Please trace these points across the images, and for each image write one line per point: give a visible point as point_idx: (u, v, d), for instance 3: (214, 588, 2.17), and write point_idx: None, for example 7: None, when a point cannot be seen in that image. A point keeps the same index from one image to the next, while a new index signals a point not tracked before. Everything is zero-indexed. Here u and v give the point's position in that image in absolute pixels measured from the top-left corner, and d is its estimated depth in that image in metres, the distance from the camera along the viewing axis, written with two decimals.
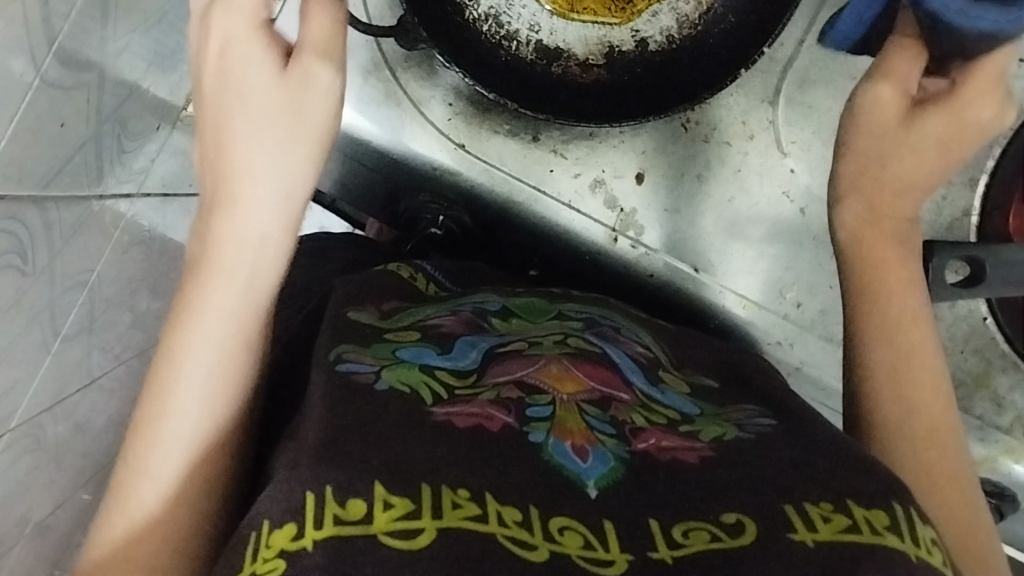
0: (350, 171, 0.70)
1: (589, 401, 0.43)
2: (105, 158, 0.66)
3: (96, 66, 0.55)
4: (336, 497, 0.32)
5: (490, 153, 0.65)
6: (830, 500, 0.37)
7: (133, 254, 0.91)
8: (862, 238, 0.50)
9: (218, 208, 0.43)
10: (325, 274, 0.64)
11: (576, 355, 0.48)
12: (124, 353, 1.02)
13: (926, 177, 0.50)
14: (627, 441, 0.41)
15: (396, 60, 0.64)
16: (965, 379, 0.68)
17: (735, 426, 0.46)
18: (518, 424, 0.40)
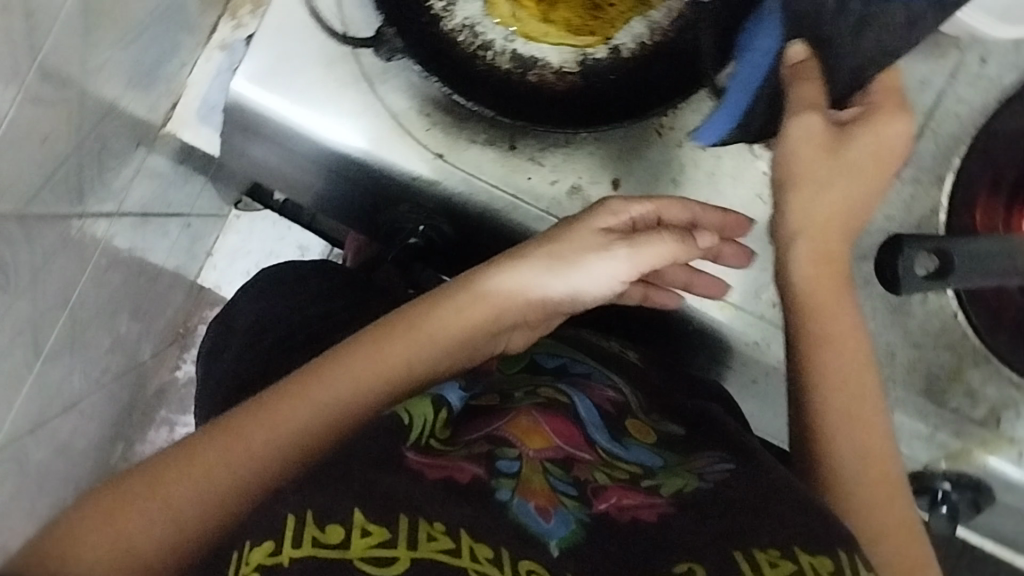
0: (329, 183, 0.71)
1: (552, 461, 0.46)
2: (83, 177, 0.66)
3: (78, 83, 0.55)
4: (316, 520, 0.36)
5: (469, 162, 0.65)
6: (778, 546, 0.41)
7: (112, 275, 0.91)
8: (816, 274, 0.56)
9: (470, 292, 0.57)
10: (290, 307, 0.67)
11: (546, 403, 0.51)
12: (103, 376, 1.02)
13: (854, 195, 0.56)
14: (588, 503, 0.44)
15: (374, 72, 0.65)
16: (939, 373, 0.69)
17: (695, 476, 0.47)
18: (487, 477, 0.43)
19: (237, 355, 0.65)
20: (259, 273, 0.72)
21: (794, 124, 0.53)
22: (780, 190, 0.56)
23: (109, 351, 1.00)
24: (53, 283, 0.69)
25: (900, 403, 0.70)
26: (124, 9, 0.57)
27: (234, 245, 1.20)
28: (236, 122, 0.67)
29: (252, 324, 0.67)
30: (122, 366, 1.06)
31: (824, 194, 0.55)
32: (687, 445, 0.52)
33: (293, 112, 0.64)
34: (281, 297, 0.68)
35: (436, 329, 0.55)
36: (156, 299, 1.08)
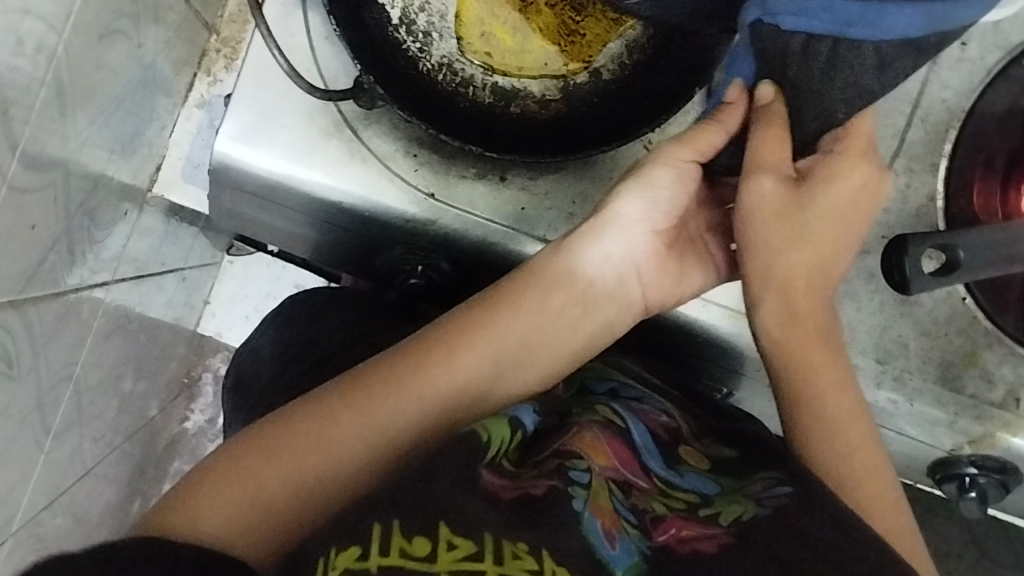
0: (323, 232, 0.70)
1: (615, 480, 0.45)
2: (76, 253, 0.65)
3: (61, 162, 0.54)
4: (403, 530, 0.36)
5: (460, 199, 0.65)
6: None
7: (114, 339, 0.90)
8: (788, 333, 0.56)
9: (548, 280, 0.56)
10: (316, 331, 0.65)
11: (608, 425, 0.49)
12: (114, 438, 1.01)
13: (818, 251, 0.56)
14: (647, 535, 0.42)
15: (356, 118, 0.64)
16: (954, 359, 0.69)
17: (755, 503, 0.44)
18: (562, 487, 0.42)
19: (265, 384, 0.63)
20: (279, 306, 0.71)
21: (755, 183, 0.53)
22: (748, 248, 0.55)
23: (118, 413, 1.00)
24: (55, 360, 0.68)
25: (919, 393, 0.69)
26: (100, 84, 0.57)
27: (230, 291, 1.19)
28: (224, 182, 0.66)
29: (278, 353, 0.65)
30: (131, 425, 1.05)
31: (785, 258, 0.56)
32: (750, 464, 0.49)
33: (279, 166, 0.63)
34: (307, 325, 0.66)
35: (515, 329, 0.54)
36: (158, 355, 1.07)
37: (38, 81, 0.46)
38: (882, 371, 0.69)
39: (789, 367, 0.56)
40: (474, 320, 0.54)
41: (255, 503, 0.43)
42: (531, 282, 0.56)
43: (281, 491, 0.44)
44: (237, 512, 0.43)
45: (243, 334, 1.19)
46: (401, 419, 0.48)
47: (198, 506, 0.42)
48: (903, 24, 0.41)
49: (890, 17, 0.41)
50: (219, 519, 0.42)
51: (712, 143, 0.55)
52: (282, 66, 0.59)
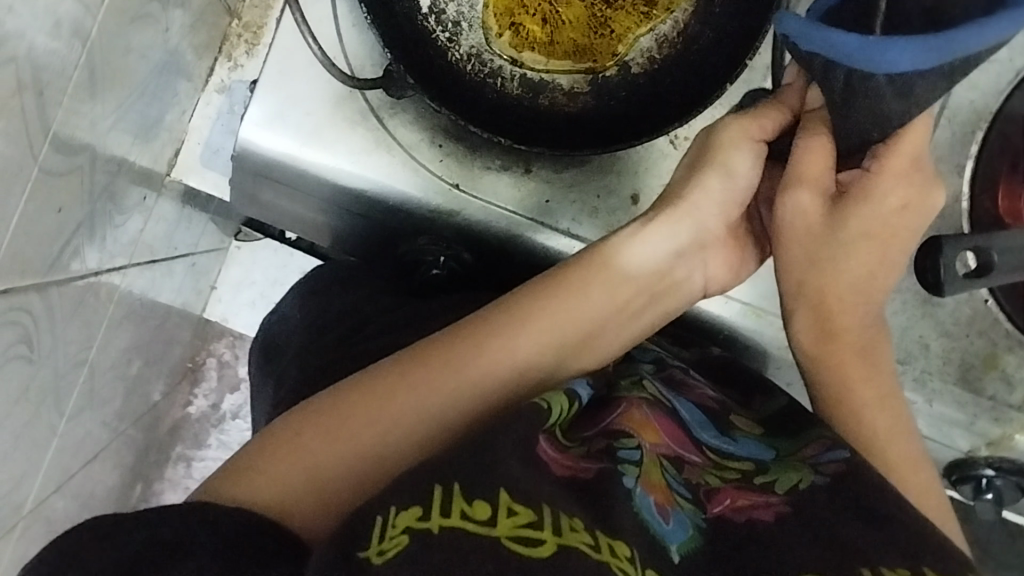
0: (343, 220, 0.70)
1: (667, 457, 0.47)
2: (97, 237, 0.65)
3: (88, 147, 0.54)
4: (464, 494, 0.35)
5: (486, 190, 0.64)
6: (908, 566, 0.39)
7: (126, 323, 0.90)
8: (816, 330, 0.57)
9: (604, 264, 0.55)
10: (350, 302, 0.65)
11: (655, 401, 0.50)
12: (120, 422, 1.00)
13: (849, 259, 0.56)
14: (703, 507, 0.44)
15: (381, 107, 0.64)
16: (974, 361, 0.69)
17: (811, 470, 0.46)
18: (611, 467, 0.43)
19: (298, 352, 0.62)
20: (302, 278, 0.72)
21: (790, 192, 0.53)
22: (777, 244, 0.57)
23: (125, 398, 0.99)
24: (71, 344, 0.68)
25: (938, 394, 0.69)
26: (128, 69, 0.56)
27: (238, 277, 1.18)
28: (246, 169, 0.66)
29: (312, 321, 0.65)
30: (136, 409, 1.04)
31: (820, 263, 0.56)
32: (799, 423, 0.51)
33: (304, 154, 0.63)
34: (340, 296, 0.67)
35: (573, 306, 0.53)
36: (165, 340, 1.06)
37: (70, 66, 0.46)
38: (903, 372, 0.69)
39: (820, 361, 0.57)
40: (530, 298, 0.53)
41: (299, 474, 0.44)
42: (586, 265, 0.55)
43: (334, 462, 0.45)
44: (290, 484, 0.43)
45: (250, 319, 1.18)
46: (454, 401, 0.48)
47: (251, 476, 0.43)
48: (901, 62, 0.38)
49: (891, 52, 0.38)
50: (272, 489, 0.43)
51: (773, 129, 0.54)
52: (315, 53, 0.59)
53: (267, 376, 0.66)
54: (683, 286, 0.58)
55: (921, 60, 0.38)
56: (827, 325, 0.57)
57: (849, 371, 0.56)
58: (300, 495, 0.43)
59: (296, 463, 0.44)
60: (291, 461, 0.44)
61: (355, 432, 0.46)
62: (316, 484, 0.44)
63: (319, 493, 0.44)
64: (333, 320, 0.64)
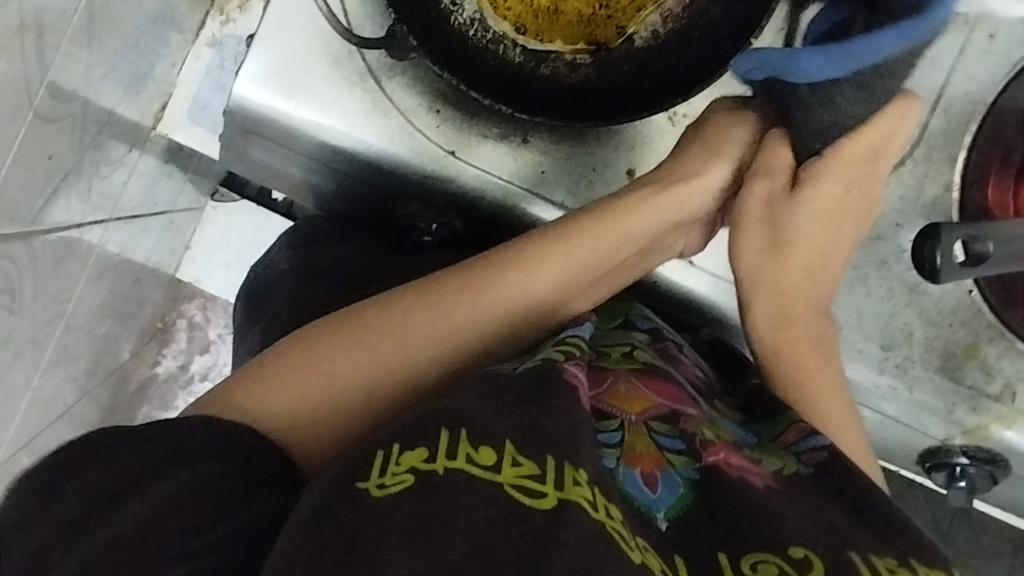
0: (336, 183, 0.69)
1: (657, 419, 0.46)
2: (83, 188, 0.63)
3: (81, 92, 0.53)
4: (471, 438, 0.36)
5: (481, 158, 0.64)
6: (895, 556, 0.39)
7: (101, 279, 0.88)
8: (784, 320, 0.57)
9: (599, 216, 0.56)
10: (346, 254, 0.65)
11: (644, 371, 0.50)
12: (89, 378, 0.98)
13: (806, 250, 0.58)
14: (697, 458, 0.44)
15: (380, 68, 0.63)
16: (956, 350, 0.70)
17: (794, 458, 0.46)
18: (591, 446, 0.42)
19: (291, 296, 0.62)
20: (286, 234, 0.71)
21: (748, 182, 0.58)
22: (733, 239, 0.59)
23: (95, 354, 0.97)
24: (50, 296, 0.66)
25: (919, 381, 0.70)
26: (125, 17, 0.55)
27: (212, 238, 1.16)
28: (236, 123, 0.65)
29: (314, 262, 0.65)
30: (104, 367, 1.02)
31: (784, 257, 0.58)
32: (772, 406, 0.52)
33: (300, 114, 0.62)
34: (337, 248, 0.66)
35: (581, 248, 0.55)
36: (137, 297, 1.04)
37: (71, 8, 0.45)
38: (885, 359, 0.70)
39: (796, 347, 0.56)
40: (540, 237, 0.55)
41: (308, 399, 0.46)
42: (584, 218, 0.56)
43: (346, 384, 0.47)
44: (304, 402, 0.45)
45: (224, 281, 1.17)
46: (444, 341, 0.50)
47: (268, 386, 0.46)
48: (818, 69, 0.50)
49: (808, 62, 0.51)
50: (292, 403, 0.45)
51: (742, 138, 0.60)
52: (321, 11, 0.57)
53: (253, 324, 0.65)
54: (667, 247, 0.60)
55: (830, 69, 0.50)
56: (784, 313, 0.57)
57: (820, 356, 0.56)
58: (306, 418, 0.45)
59: (305, 387, 0.46)
60: (301, 386, 0.46)
61: (359, 365, 0.48)
62: (322, 411, 0.46)
63: (324, 419, 0.46)
64: (320, 276, 0.63)
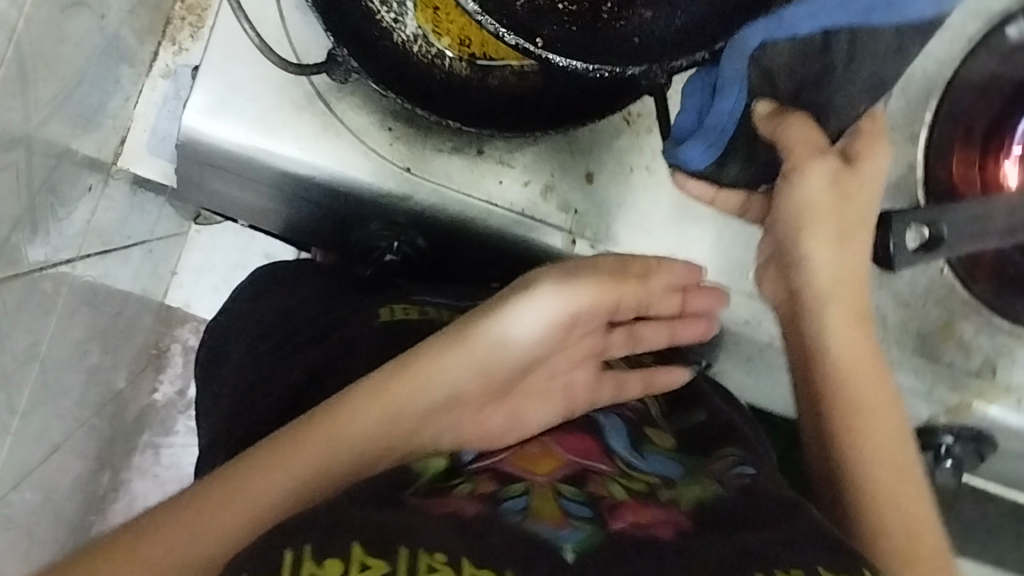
0: (295, 208, 0.69)
1: (566, 483, 0.41)
2: (40, 232, 0.63)
3: (22, 140, 0.53)
4: (314, 555, 0.30)
5: (437, 173, 0.63)
6: (800, 566, 0.35)
7: (81, 312, 0.87)
8: (845, 328, 0.53)
9: (421, 361, 0.49)
10: (293, 306, 0.63)
11: (560, 429, 0.50)
12: (84, 411, 0.97)
13: (855, 268, 0.54)
14: (603, 522, 0.37)
15: (329, 91, 0.63)
16: (932, 330, 0.69)
17: (712, 481, 0.44)
18: (491, 512, 0.37)
19: (239, 357, 0.60)
20: (256, 276, 0.70)
21: (811, 172, 0.51)
22: (795, 248, 0.54)
23: (86, 387, 0.96)
24: (18, 341, 0.66)
25: (898, 363, 0.69)
26: (63, 60, 0.55)
27: (198, 261, 1.17)
28: (191, 156, 0.64)
29: (257, 323, 0.63)
30: (103, 400, 1.01)
31: (845, 252, 0.54)
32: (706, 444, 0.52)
33: (250, 142, 0.61)
34: (285, 299, 0.65)
35: (465, 362, 0.49)
36: (125, 327, 1.04)
37: None
38: None
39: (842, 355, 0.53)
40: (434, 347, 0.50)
41: None
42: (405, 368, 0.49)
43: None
44: None
45: (212, 304, 1.17)
46: (243, 514, 0.41)
47: None
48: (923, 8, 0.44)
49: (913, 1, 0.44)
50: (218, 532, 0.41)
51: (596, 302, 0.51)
52: (251, 40, 0.57)
53: (206, 391, 0.62)
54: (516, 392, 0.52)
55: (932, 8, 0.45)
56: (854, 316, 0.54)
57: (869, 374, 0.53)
58: None
59: None
60: None
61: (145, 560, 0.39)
62: None
63: None
64: (276, 325, 0.61)
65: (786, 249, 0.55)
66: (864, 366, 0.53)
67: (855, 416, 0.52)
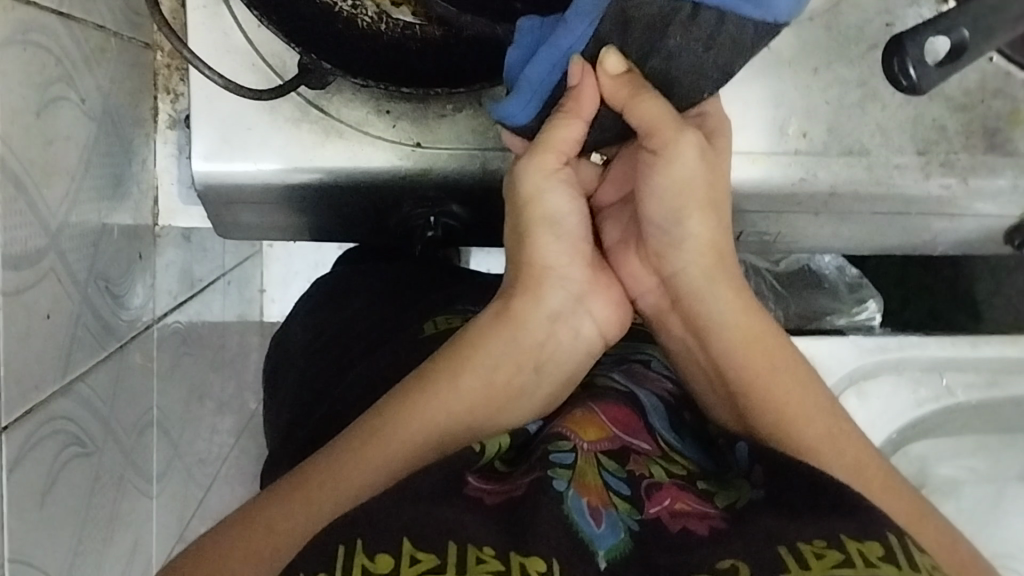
0: (328, 212, 0.70)
1: (608, 454, 0.44)
2: (107, 314, 0.66)
3: (51, 248, 0.54)
4: (365, 549, 0.35)
5: (446, 139, 0.63)
6: (823, 535, 0.37)
7: (187, 358, 0.91)
8: (724, 314, 0.52)
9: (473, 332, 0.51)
10: (343, 319, 0.67)
11: (605, 395, 0.50)
12: (224, 443, 1.01)
13: (722, 247, 0.53)
14: (639, 507, 0.42)
15: (317, 96, 0.62)
16: (999, 123, 0.66)
17: (747, 486, 0.44)
18: (541, 471, 0.41)
19: (299, 375, 0.64)
20: (305, 295, 0.73)
21: (680, 145, 0.49)
22: (670, 227, 0.52)
23: (218, 420, 1.00)
24: (126, 415, 0.69)
25: (971, 168, 0.66)
26: (62, 158, 0.57)
27: (282, 273, 1.19)
28: (215, 197, 0.65)
29: (311, 342, 0.66)
30: (240, 429, 1.06)
31: (715, 225, 0.52)
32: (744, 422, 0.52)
33: (260, 167, 0.62)
34: (337, 312, 0.68)
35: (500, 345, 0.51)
36: (236, 356, 1.07)
37: None
38: (926, 163, 0.66)
39: (730, 323, 0.52)
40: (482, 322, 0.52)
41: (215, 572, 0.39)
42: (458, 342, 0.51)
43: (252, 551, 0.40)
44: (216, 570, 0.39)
45: None
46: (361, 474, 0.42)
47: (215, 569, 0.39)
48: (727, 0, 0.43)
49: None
50: (299, 523, 0.40)
51: (572, 133, 0.50)
52: (216, 82, 0.57)
53: (268, 402, 0.66)
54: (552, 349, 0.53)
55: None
56: (734, 284, 0.53)
57: (767, 347, 0.51)
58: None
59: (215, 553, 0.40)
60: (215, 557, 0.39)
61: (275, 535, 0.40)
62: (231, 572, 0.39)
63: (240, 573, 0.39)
64: (332, 342, 0.64)
65: (659, 227, 0.52)
66: (783, 352, 0.51)
67: (776, 383, 0.50)
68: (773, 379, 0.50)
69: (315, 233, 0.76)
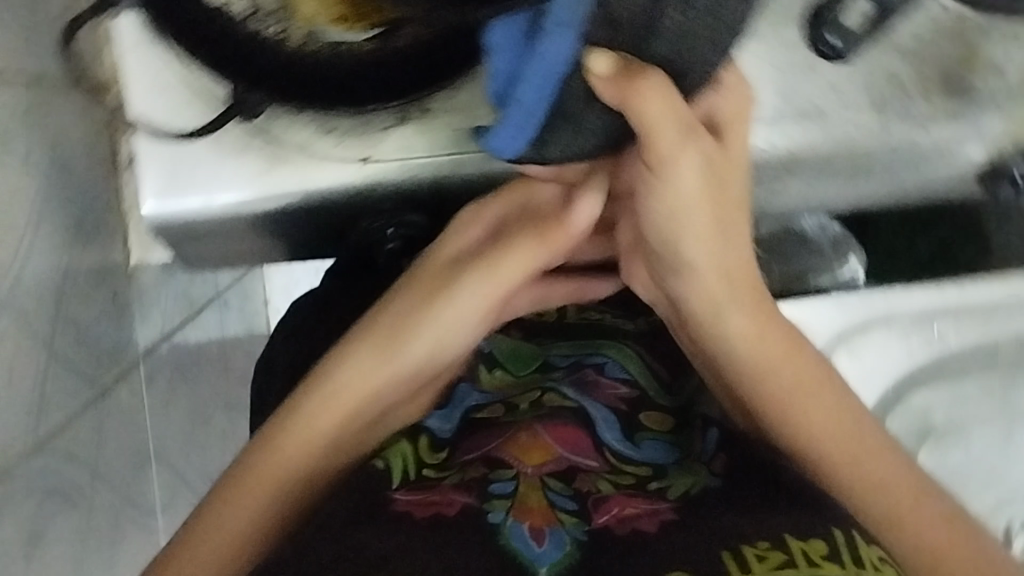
0: (286, 231, 0.69)
1: (552, 475, 0.51)
2: None
3: None
4: None
5: (396, 149, 0.62)
6: (768, 537, 0.48)
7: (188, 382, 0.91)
8: (740, 326, 0.55)
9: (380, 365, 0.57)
10: (321, 339, 0.66)
11: (549, 414, 0.54)
12: None
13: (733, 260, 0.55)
14: (586, 519, 0.49)
15: (259, 123, 0.61)
16: (954, 66, 0.64)
17: (705, 471, 0.53)
18: (476, 503, 0.49)
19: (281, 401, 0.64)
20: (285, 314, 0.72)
21: (679, 162, 0.51)
22: (674, 249, 0.54)
23: None
24: None
25: (932, 115, 0.65)
26: None
27: None
28: (174, 231, 0.65)
29: (289, 365, 0.66)
30: None
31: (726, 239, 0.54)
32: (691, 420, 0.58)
33: (215, 199, 0.62)
34: (314, 333, 0.67)
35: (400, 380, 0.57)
36: None
37: None
38: (885, 116, 0.64)
39: (744, 340, 0.55)
40: (385, 326, 0.57)
41: None
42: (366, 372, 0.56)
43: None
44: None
45: None
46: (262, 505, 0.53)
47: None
48: None
49: None
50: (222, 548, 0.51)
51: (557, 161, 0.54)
52: None
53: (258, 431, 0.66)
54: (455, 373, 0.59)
55: None
56: (747, 299, 0.55)
57: (783, 354, 0.54)
58: None
59: None
60: None
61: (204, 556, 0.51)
62: None
63: None
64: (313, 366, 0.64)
65: (661, 249, 0.55)
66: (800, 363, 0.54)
67: (789, 400, 0.53)
68: (796, 396, 0.53)
69: (281, 249, 0.75)
